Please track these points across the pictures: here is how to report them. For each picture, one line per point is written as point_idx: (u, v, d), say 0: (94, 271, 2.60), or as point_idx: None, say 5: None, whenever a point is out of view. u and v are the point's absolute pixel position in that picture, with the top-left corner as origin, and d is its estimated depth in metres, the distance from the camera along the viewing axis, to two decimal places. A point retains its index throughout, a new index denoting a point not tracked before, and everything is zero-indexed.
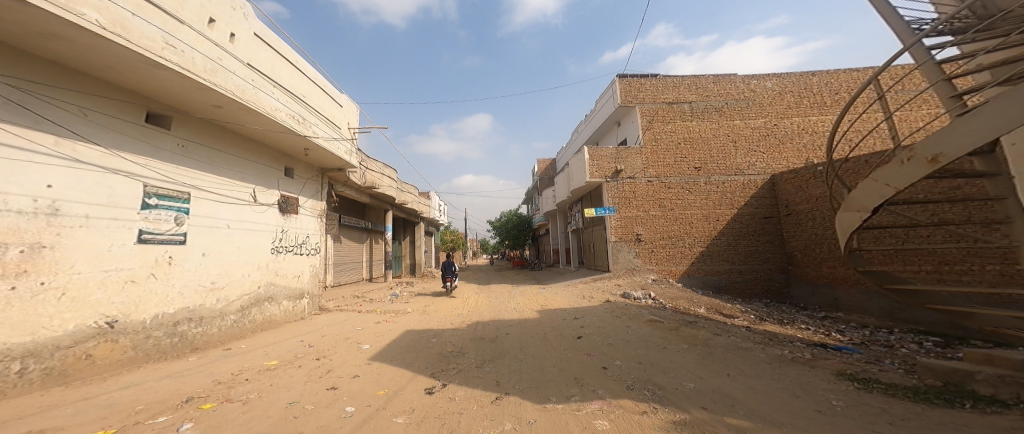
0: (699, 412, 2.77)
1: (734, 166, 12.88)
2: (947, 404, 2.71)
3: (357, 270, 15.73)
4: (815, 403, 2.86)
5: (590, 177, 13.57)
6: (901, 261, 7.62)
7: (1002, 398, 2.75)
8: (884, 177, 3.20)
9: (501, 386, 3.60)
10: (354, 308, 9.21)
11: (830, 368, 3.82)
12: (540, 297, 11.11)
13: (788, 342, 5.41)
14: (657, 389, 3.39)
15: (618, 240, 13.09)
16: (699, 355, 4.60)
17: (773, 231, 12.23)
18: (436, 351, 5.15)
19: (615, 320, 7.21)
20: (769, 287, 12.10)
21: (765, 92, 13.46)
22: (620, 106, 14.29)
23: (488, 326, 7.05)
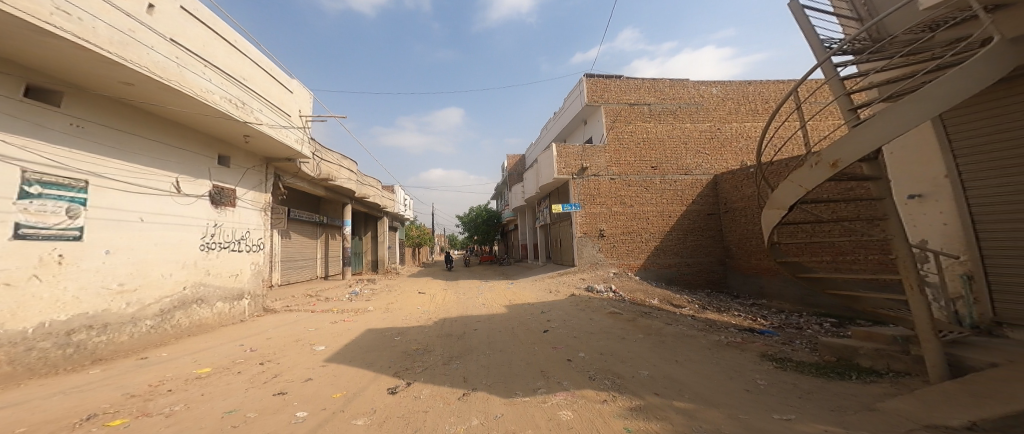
0: (652, 398, 2.95)
1: (684, 166, 13.78)
2: (838, 376, 3.15)
3: (311, 267, 14.77)
4: (744, 383, 3.18)
5: (558, 174, 13.83)
6: (809, 253, 8.66)
7: (878, 369, 3.25)
8: (798, 178, 3.55)
9: (467, 383, 3.56)
10: (308, 307, 8.68)
11: (755, 350, 4.26)
12: (508, 292, 11.19)
13: (724, 328, 5.94)
14: (616, 378, 3.56)
15: (583, 235, 13.53)
16: (653, 344, 4.90)
17: (715, 226, 13.28)
18: (399, 350, 5.00)
19: (579, 313, 7.45)
20: (710, 278, 13.09)
21: (711, 98, 14.51)
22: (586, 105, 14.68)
23: (455, 322, 6.97)
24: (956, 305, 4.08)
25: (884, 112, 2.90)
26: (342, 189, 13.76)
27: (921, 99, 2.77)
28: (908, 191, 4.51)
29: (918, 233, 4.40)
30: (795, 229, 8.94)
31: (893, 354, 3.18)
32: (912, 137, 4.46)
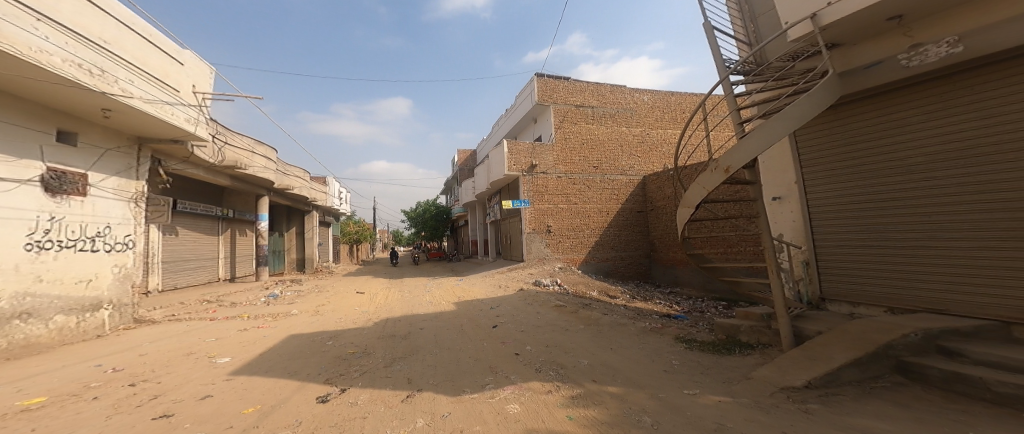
0: (590, 385, 3.13)
1: (620, 167, 14.84)
2: (726, 352, 3.68)
3: (206, 268, 12.74)
4: (662, 364, 3.55)
5: (509, 170, 13.94)
6: (707, 245, 9.94)
7: (753, 343, 3.88)
8: (701, 181, 3.99)
9: (412, 384, 3.40)
10: (198, 317, 7.46)
11: (670, 333, 4.78)
12: (456, 289, 11.03)
13: (648, 315, 6.56)
14: (560, 368, 3.70)
15: (532, 231, 13.87)
16: (592, 333, 5.20)
17: (643, 223, 14.52)
18: (332, 354, 4.64)
19: (527, 307, 7.62)
20: (639, 270, 14.27)
21: (642, 105, 15.80)
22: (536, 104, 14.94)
23: (399, 322, 6.67)
24: (798, 285, 4.90)
25: (759, 126, 3.38)
26: (253, 178, 12.23)
27: (784, 116, 3.31)
28: (773, 193, 5.21)
29: (777, 227, 5.13)
30: (698, 225, 10.16)
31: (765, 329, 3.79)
32: (775, 149, 5.17)
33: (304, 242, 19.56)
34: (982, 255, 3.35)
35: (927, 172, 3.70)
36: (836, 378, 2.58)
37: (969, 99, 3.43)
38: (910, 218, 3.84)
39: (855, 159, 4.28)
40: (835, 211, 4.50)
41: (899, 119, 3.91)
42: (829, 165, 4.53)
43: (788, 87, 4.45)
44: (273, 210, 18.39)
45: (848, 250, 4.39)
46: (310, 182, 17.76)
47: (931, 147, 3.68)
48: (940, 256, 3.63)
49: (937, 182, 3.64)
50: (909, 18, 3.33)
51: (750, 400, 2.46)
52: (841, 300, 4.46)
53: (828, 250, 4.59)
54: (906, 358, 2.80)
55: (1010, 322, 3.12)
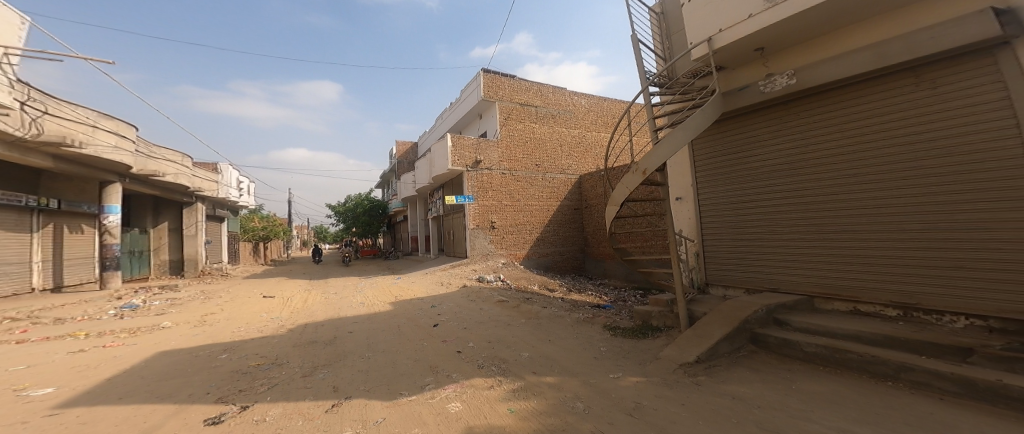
0: (531, 377, 3.21)
1: (560, 166, 15.51)
2: (638, 336, 4.14)
3: (14, 276, 9.61)
4: (593, 351, 3.81)
5: (452, 165, 13.67)
6: (628, 240, 10.93)
7: (661, 326, 4.39)
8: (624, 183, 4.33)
9: (338, 393, 3.15)
10: (34, 337, 5.83)
11: (601, 322, 5.17)
12: (394, 288, 10.51)
13: (582, 306, 7.00)
14: (502, 363, 3.74)
15: (475, 227, 13.78)
16: (533, 327, 5.36)
17: (578, 220, 15.40)
18: (233, 368, 4.06)
19: (470, 303, 7.59)
20: (574, 264, 15.11)
21: (580, 108, 16.68)
22: (482, 100, 14.75)
23: (327, 326, 6.12)
24: (690, 273, 5.42)
25: (667, 135, 3.80)
26: (100, 160, 10.27)
27: (686, 127, 3.79)
28: (675, 194, 5.67)
29: (679, 224, 5.64)
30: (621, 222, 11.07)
31: (670, 315, 4.33)
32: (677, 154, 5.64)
33: (181, 239, 16.95)
34: (809, 250, 4.13)
35: (777, 178, 4.41)
36: (716, 354, 3.09)
37: (807, 119, 4.12)
38: (765, 221, 4.55)
39: (730, 164, 4.91)
40: (714, 207, 5.13)
41: (755, 137, 4.63)
42: (711, 168, 5.13)
43: (690, 101, 5.02)
44: (126, 201, 15.27)
45: (721, 241, 5.03)
46: (190, 168, 15.38)
47: (780, 157, 4.38)
48: (782, 247, 4.36)
49: (783, 186, 4.35)
50: (770, 50, 4.14)
51: (663, 378, 2.78)
52: (719, 284, 5.04)
53: (708, 242, 5.19)
54: (757, 330, 3.44)
55: (818, 296, 3.99)
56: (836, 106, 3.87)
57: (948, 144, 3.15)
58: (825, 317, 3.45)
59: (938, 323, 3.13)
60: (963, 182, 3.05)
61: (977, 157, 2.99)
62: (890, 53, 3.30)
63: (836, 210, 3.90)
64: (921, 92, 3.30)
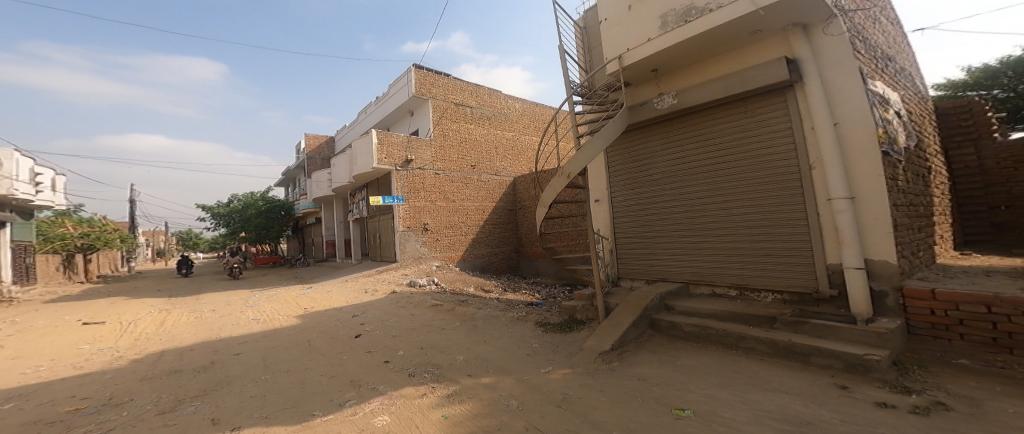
0: (465, 381, 3.18)
1: (495, 168, 15.68)
2: (564, 330, 4.42)
3: None
4: (526, 348, 3.93)
5: (378, 163, 12.84)
6: (557, 239, 11.54)
7: (585, 318, 4.72)
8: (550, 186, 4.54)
9: (221, 424, 2.67)
10: None
11: (534, 319, 5.36)
12: (313, 298, 9.42)
13: (517, 305, 7.18)
14: (435, 369, 3.63)
15: (406, 230, 13.13)
16: (468, 329, 5.32)
17: (514, 221, 15.78)
18: (29, 418, 2.99)
19: (400, 310, 7.20)
20: (510, 264, 15.43)
21: (514, 111, 17.09)
22: (414, 97, 14.15)
23: (222, 347, 5.20)
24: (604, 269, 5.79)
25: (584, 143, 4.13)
26: None
27: (600, 136, 4.17)
28: (593, 195, 5.99)
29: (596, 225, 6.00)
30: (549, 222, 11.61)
31: (591, 308, 4.70)
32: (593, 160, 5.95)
33: None
34: (679, 250, 4.82)
35: (654, 187, 5.08)
36: (625, 341, 3.49)
37: (684, 132, 4.71)
38: (646, 227, 5.22)
39: (624, 173, 5.45)
40: (617, 208, 5.61)
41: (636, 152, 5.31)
42: (615, 172, 5.60)
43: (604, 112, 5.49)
44: None
45: (623, 238, 5.53)
46: None
47: (666, 164, 4.92)
48: (667, 243, 4.96)
49: (668, 190, 4.92)
50: (663, 71, 4.73)
51: (588, 368, 3.00)
52: (624, 276, 5.53)
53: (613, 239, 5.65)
54: (653, 316, 3.94)
55: (691, 281, 4.70)
56: (704, 123, 4.52)
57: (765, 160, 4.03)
58: (701, 301, 4.09)
59: (758, 299, 4.06)
60: (782, 190, 3.89)
61: (789, 172, 3.84)
62: (736, 83, 3.99)
63: (703, 212, 4.55)
64: (753, 117, 4.12)
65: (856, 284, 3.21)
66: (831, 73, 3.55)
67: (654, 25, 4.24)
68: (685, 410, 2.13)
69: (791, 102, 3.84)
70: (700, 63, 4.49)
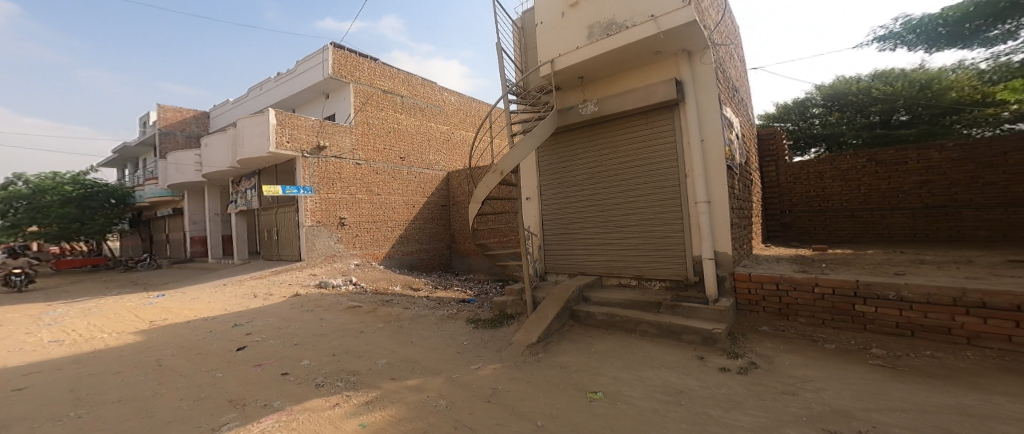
0: (388, 385, 3.02)
1: (427, 161, 15.11)
2: (495, 325, 4.52)
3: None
4: (456, 346, 3.92)
5: (276, 148, 10.94)
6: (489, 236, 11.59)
7: (517, 313, 4.89)
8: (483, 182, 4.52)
9: None
10: None
11: (465, 316, 5.36)
12: (188, 304, 7.77)
13: (448, 303, 7.07)
14: (352, 376, 3.37)
15: (315, 224, 11.52)
16: (393, 330, 5.05)
17: (446, 217, 15.53)
18: None
19: (305, 315, 6.40)
20: (442, 260, 15.16)
21: (450, 105, 16.71)
22: (331, 78, 12.68)
23: (39, 369, 3.92)
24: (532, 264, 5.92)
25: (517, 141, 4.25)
26: None
27: (532, 136, 4.34)
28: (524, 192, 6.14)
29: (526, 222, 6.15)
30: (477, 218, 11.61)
31: (521, 302, 4.88)
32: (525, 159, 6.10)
33: None
34: (594, 243, 5.25)
35: (573, 186, 5.47)
36: (550, 333, 3.69)
37: (600, 138, 5.16)
38: (567, 222, 5.57)
39: (550, 174, 5.78)
40: (542, 207, 5.89)
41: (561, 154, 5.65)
42: (541, 173, 5.88)
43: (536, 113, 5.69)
44: None
45: (547, 236, 5.82)
46: None
47: (584, 167, 5.33)
48: (583, 240, 5.35)
49: (585, 191, 5.32)
50: (589, 79, 5.09)
51: (515, 361, 3.14)
52: (549, 271, 5.80)
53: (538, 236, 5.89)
54: (574, 308, 4.24)
55: (603, 275, 5.14)
56: (616, 131, 5.01)
57: (658, 166, 4.64)
58: (612, 292, 4.57)
59: (649, 287, 4.67)
60: (671, 192, 4.52)
61: (676, 177, 4.48)
62: (641, 98, 4.52)
63: (613, 211, 5.04)
64: (652, 129, 4.70)
65: (709, 269, 3.96)
66: (704, 96, 4.30)
67: (583, 34, 4.56)
68: (596, 393, 2.35)
69: (676, 117, 4.51)
70: (617, 75, 4.96)
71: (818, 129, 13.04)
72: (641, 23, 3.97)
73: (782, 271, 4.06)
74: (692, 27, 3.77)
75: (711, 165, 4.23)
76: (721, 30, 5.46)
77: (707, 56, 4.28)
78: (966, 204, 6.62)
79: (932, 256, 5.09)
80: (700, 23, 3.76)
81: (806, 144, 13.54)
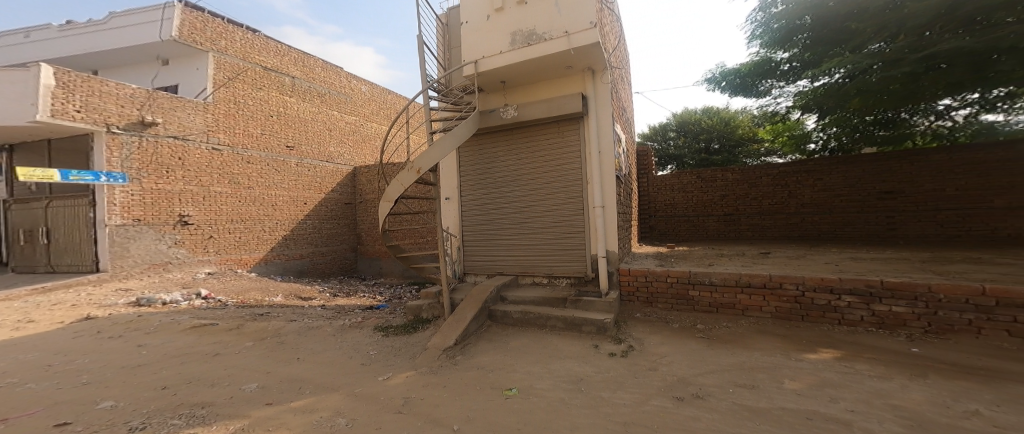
0: (264, 410, 2.48)
1: (326, 154, 13.43)
2: (410, 329, 4.33)
3: None
4: (358, 358, 3.56)
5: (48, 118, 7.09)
6: (403, 237, 10.92)
7: (431, 317, 4.71)
8: (398, 181, 4.23)
9: None
10: None
11: (370, 324, 4.94)
12: None
13: (349, 311, 6.39)
14: (204, 408, 2.50)
15: (128, 223, 8.29)
16: (271, 347, 4.20)
17: (351, 216, 14.07)
18: None
19: (108, 342, 4.25)
20: (343, 265, 13.60)
21: (360, 95, 15.32)
22: (176, 42, 9.97)
23: None
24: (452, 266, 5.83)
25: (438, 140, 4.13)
26: None
27: (453, 135, 4.28)
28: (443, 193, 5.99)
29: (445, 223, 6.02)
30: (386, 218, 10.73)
31: (435, 305, 4.75)
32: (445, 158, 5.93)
33: None
34: (509, 244, 5.44)
35: (490, 188, 5.60)
36: (468, 334, 3.67)
37: (517, 143, 5.40)
38: (484, 223, 5.66)
39: (467, 175, 5.80)
40: (461, 209, 5.84)
41: (479, 155, 5.72)
42: (460, 175, 5.84)
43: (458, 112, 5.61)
44: None
45: (465, 238, 5.79)
46: None
47: (502, 170, 5.49)
48: (500, 241, 5.49)
49: (502, 193, 5.49)
50: (510, 84, 5.27)
51: (427, 366, 3.04)
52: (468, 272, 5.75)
53: (456, 238, 5.83)
54: (491, 308, 4.29)
55: (518, 274, 5.34)
56: (531, 137, 5.30)
57: (566, 172, 5.07)
58: (526, 291, 4.79)
59: (558, 284, 5.04)
60: (576, 196, 4.97)
61: (580, 182, 4.97)
62: (555, 107, 4.89)
63: (528, 213, 5.30)
64: (561, 138, 5.12)
65: (602, 266, 4.45)
66: (602, 110, 4.89)
67: (507, 40, 4.70)
68: (511, 389, 2.42)
69: (581, 128, 5.00)
70: (535, 84, 5.25)
71: (672, 150, 16.19)
72: (557, 37, 4.30)
73: (649, 265, 4.73)
74: (596, 48, 4.25)
75: (607, 173, 4.82)
76: (616, 55, 6.29)
77: (606, 76, 4.86)
78: (743, 213, 9.33)
79: (746, 249, 6.77)
80: (601, 45, 4.26)
81: (665, 162, 16.56)
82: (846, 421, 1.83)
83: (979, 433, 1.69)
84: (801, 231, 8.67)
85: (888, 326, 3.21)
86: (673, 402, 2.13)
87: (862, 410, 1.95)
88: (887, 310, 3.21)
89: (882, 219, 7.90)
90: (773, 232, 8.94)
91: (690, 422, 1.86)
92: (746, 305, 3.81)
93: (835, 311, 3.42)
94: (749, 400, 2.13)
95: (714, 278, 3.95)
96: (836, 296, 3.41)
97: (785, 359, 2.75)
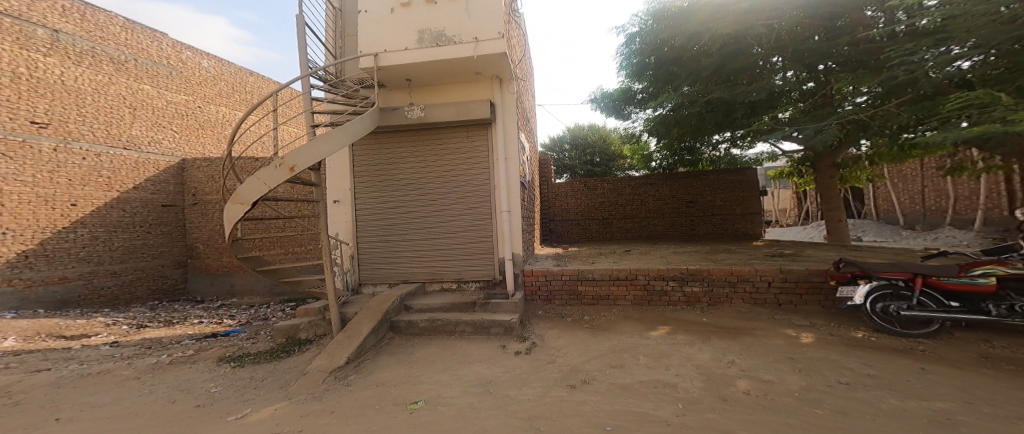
0: None
1: (122, 137, 9.52)
2: (286, 353, 3.65)
3: None
4: (192, 399, 2.68)
5: None
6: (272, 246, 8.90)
7: (310, 338, 4.04)
8: (265, 177, 3.39)
9: None
10: None
11: (211, 357, 3.81)
12: None
13: (172, 344, 4.77)
14: None
15: None
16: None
17: (173, 221, 10.36)
18: None
19: None
20: (159, 285, 9.96)
21: (196, 70, 11.80)
22: None
23: None
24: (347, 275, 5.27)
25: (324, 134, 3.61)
26: None
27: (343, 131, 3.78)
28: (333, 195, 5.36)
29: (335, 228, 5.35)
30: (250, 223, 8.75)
31: (318, 323, 4.11)
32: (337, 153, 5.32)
33: None
34: (415, 250, 5.12)
35: (392, 190, 5.20)
36: (364, 350, 3.33)
37: (424, 145, 5.17)
38: (385, 228, 5.20)
39: (366, 176, 5.27)
40: (360, 214, 5.28)
41: (379, 155, 5.25)
42: (360, 177, 5.29)
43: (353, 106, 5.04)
44: None
45: (365, 246, 5.25)
46: None
47: (408, 173, 5.18)
48: (406, 247, 5.14)
49: (407, 198, 5.17)
50: (414, 83, 5.03)
51: (304, 393, 2.56)
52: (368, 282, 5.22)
53: (355, 246, 5.27)
54: (394, 318, 3.99)
55: (425, 281, 5.07)
56: (439, 140, 5.15)
57: (473, 176, 5.06)
58: (433, 297, 4.59)
59: (467, 289, 4.96)
60: (484, 200, 5.02)
61: (487, 187, 5.03)
62: (463, 111, 4.86)
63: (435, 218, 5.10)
64: (469, 142, 5.09)
65: (507, 268, 4.56)
66: (508, 118, 5.10)
67: (413, 37, 4.44)
68: (418, 402, 2.28)
69: (488, 134, 5.07)
70: (443, 85, 5.16)
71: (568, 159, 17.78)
72: (465, 42, 4.31)
73: (548, 266, 5.06)
74: (502, 58, 4.40)
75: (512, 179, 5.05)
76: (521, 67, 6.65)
77: (512, 86, 5.12)
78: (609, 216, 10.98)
79: (620, 248, 8.04)
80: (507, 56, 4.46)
81: (562, 171, 17.97)
82: (677, 384, 2.36)
83: (746, 377, 2.43)
84: (639, 232, 10.60)
85: (695, 301, 4.18)
86: (566, 391, 2.36)
87: (684, 372, 2.55)
88: (712, 292, 4.13)
89: (685, 224, 10.17)
90: (627, 233, 10.72)
91: (580, 407, 2.09)
92: (616, 295, 4.41)
93: (665, 295, 4.26)
94: (619, 378, 2.54)
95: (595, 273, 4.48)
96: (667, 281, 4.26)
97: (639, 338, 3.36)
